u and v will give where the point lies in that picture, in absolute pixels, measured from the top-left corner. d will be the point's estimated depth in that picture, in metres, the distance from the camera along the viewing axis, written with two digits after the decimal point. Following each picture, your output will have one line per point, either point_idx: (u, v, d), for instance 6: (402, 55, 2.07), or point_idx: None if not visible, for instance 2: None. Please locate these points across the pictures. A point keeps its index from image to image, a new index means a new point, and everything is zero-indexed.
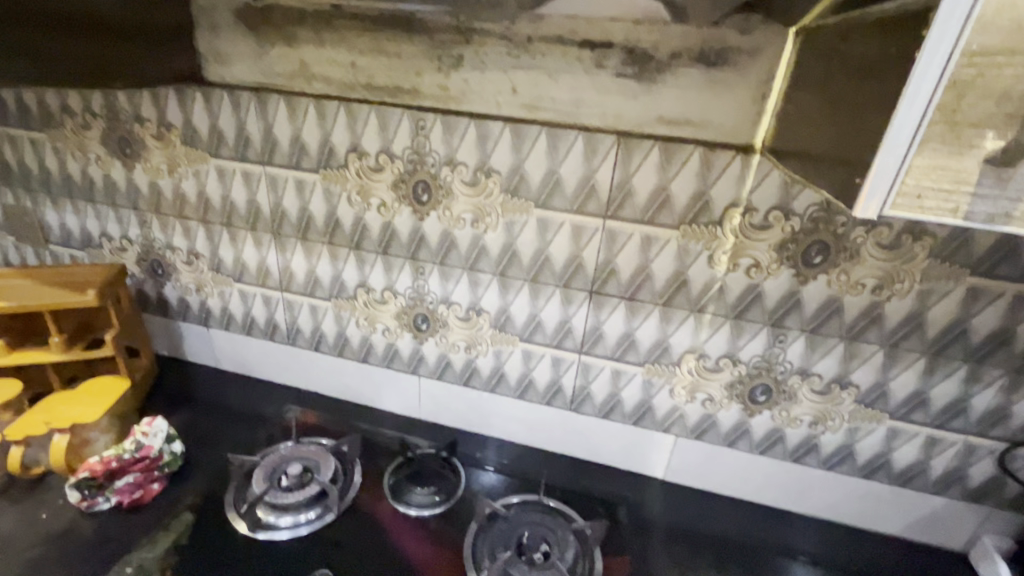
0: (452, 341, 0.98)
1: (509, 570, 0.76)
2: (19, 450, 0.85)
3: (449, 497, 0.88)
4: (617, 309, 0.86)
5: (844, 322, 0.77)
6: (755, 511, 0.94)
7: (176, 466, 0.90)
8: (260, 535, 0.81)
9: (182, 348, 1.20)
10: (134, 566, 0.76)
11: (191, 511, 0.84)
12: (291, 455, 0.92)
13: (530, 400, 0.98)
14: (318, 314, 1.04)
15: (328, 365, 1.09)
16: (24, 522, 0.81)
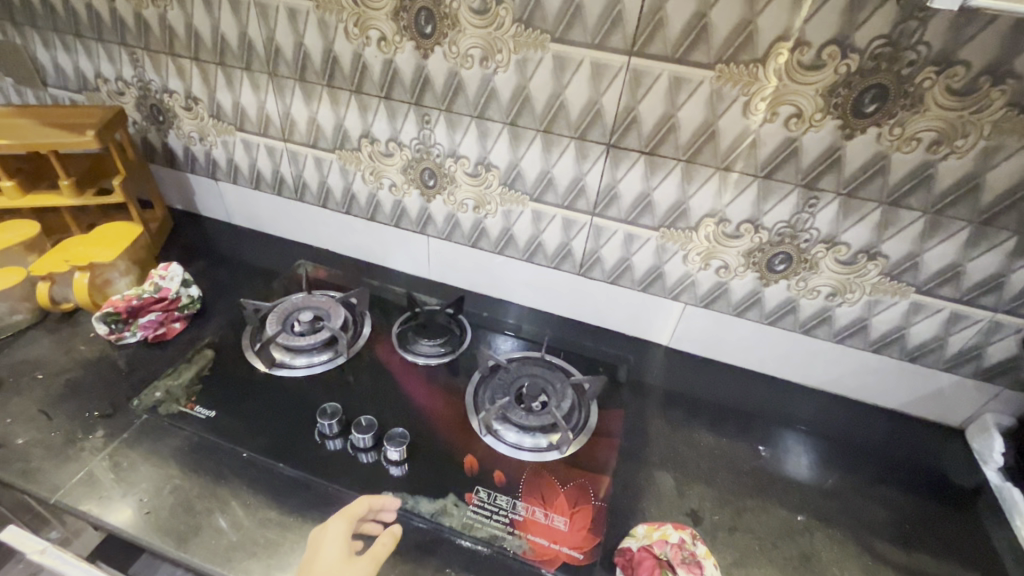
0: (460, 198, 0.94)
1: (507, 414, 0.79)
2: (45, 286, 0.89)
3: (455, 349, 0.92)
4: (637, 166, 0.79)
5: (888, 183, 0.70)
6: (756, 380, 0.95)
7: (195, 308, 0.94)
8: (276, 373, 0.85)
9: (195, 202, 1.20)
10: (162, 390, 0.81)
11: (211, 348, 0.88)
12: (302, 304, 0.94)
13: (539, 264, 0.97)
14: (323, 168, 1.01)
15: (337, 223, 1.08)
16: (61, 350, 0.87)
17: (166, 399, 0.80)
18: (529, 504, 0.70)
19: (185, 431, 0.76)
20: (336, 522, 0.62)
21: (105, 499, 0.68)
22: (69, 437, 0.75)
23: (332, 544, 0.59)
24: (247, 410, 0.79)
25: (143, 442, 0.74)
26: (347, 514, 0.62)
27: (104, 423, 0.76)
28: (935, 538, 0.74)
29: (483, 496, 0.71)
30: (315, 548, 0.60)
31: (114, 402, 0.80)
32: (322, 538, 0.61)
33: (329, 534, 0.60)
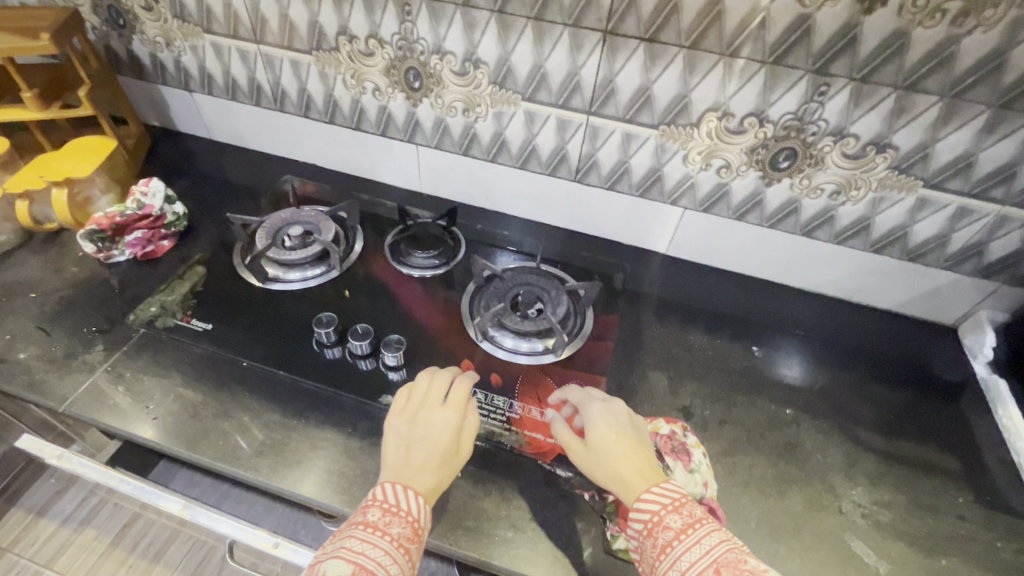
0: (448, 102, 0.89)
1: (502, 320, 0.80)
2: (25, 205, 0.86)
3: (449, 260, 0.90)
4: (636, 56, 0.74)
5: (905, 65, 0.65)
6: (754, 285, 0.95)
7: (182, 225, 0.91)
8: (270, 286, 0.84)
9: (171, 117, 1.14)
10: (158, 305, 0.81)
11: (202, 265, 0.87)
12: (291, 219, 0.92)
13: (533, 171, 0.93)
14: (301, 72, 0.94)
15: (321, 134, 1.03)
16: (50, 270, 0.86)
17: (162, 313, 0.80)
18: (524, 403, 0.72)
19: (184, 344, 0.77)
20: (453, 409, 0.63)
21: (112, 407, 0.70)
22: (69, 351, 0.76)
23: (449, 430, 0.61)
24: (244, 323, 0.79)
25: (144, 355, 0.75)
26: (460, 406, 0.64)
27: (103, 338, 0.77)
28: (919, 427, 0.77)
29: (480, 397, 0.72)
30: (424, 424, 0.61)
31: (110, 317, 0.80)
32: (431, 415, 0.62)
33: (442, 419, 0.62)
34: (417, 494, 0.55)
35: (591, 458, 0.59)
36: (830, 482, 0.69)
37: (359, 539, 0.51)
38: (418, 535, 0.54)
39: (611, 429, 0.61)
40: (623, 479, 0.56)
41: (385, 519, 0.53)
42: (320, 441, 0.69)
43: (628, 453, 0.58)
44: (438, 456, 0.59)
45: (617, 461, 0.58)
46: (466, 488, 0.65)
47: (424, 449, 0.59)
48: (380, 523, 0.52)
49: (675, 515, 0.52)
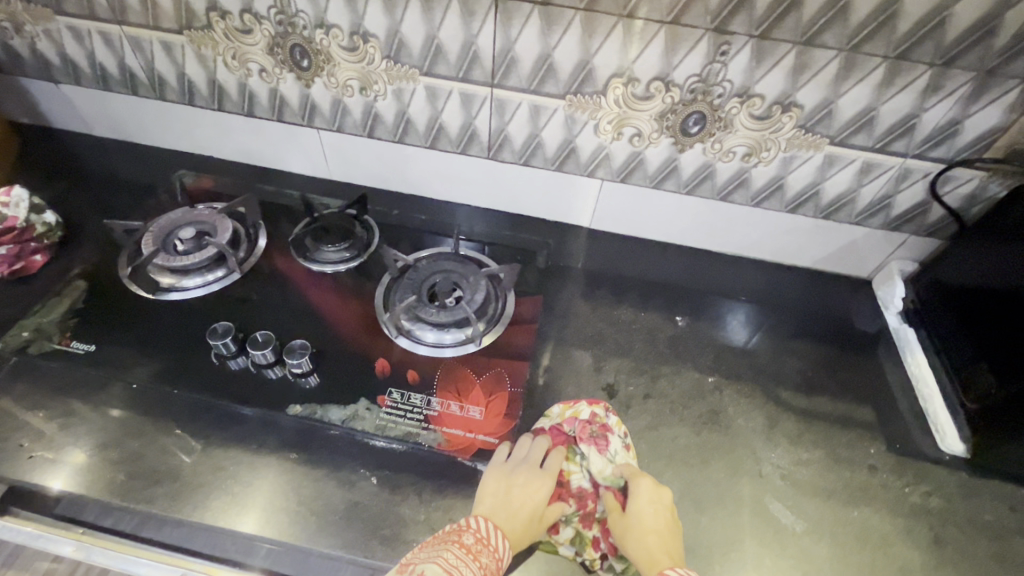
0: (343, 80, 0.81)
1: (418, 313, 0.76)
2: None
3: (362, 252, 0.85)
4: (533, 21, 0.69)
5: (803, 19, 0.62)
6: (680, 253, 0.94)
7: (57, 235, 0.82)
8: (165, 297, 0.77)
9: (40, 112, 1.01)
10: (32, 329, 0.73)
11: (84, 279, 0.78)
12: (183, 220, 0.84)
13: (444, 150, 0.88)
14: (176, 55, 0.84)
15: (212, 123, 0.94)
16: None
17: (37, 338, 0.72)
18: (443, 398, 0.69)
19: (64, 370, 0.69)
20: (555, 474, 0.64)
21: None
22: None
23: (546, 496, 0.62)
24: (132, 341, 0.72)
25: (18, 386, 0.68)
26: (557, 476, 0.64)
27: None
28: (836, 382, 0.78)
29: (396, 397, 0.69)
30: (524, 480, 0.62)
31: None
32: (539, 473, 0.63)
33: (548, 482, 0.63)
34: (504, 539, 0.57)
35: (625, 531, 0.59)
36: (751, 447, 0.70)
37: (454, 554, 0.53)
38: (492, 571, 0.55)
39: (653, 508, 0.59)
40: (646, 557, 0.57)
41: (477, 546, 0.55)
42: (223, 462, 0.64)
43: (666, 540, 0.58)
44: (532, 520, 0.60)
45: (650, 542, 0.58)
46: (382, 494, 0.63)
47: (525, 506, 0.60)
48: (470, 547, 0.54)
49: None
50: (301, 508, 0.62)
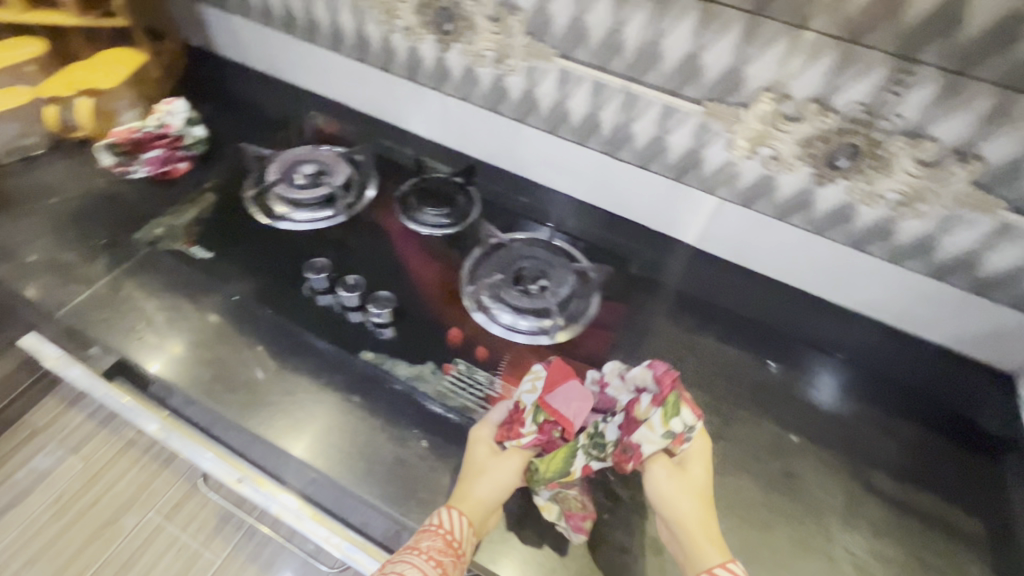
0: (480, 50, 0.82)
1: (500, 292, 0.76)
2: (53, 108, 0.85)
3: (458, 221, 0.86)
4: (691, 17, 0.65)
5: (1015, 58, 0.53)
6: (786, 294, 0.85)
7: (200, 149, 0.90)
8: (278, 224, 0.82)
9: (210, 39, 1.11)
10: (164, 228, 0.80)
11: (214, 194, 0.86)
12: (305, 156, 0.89)
13: (561, 137, 0.86)
14: (335, 3, 0.89)
15: (350, 72, 0.98)
16: (72, 177, 0.86)
17: (167, 236, 0.79)
18: (507, 382, 0.69)
19: (182, 270, 0.76)
20: (486, 427, 0.63)
21: (104, 323, 0.71)
22: (76, 260, 0.76)
23: (482, 457, 0.61)
24: (241, 257, 0.78)
25: (144, 274, 0.75)
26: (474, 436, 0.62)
27: (108, 253, 0.77)
28: (943, 480, 0.68)
29: (462, 368, 0.69)
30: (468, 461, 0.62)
31: (118, 232, 0.79)
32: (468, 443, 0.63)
33: (475, 450, 0.61)
34: (457, 513, 0.56)
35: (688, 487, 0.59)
36: (824, 524, 0.62)
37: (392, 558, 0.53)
38: (452, 549, 0.53)
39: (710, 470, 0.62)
40: (706, 528, 0.57)
41: (416, 539, 0.55)
42: (293, 388, 0.68)
43: (708, 503, 0.59)
44: (478, 473, 0.60)
45: (696, 507, 0.58)
46: (430, 460, 0.63)
47: (476, 474, 0.60)
48: (413, 544, 0.54)
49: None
50: (343, 445, 0.64)
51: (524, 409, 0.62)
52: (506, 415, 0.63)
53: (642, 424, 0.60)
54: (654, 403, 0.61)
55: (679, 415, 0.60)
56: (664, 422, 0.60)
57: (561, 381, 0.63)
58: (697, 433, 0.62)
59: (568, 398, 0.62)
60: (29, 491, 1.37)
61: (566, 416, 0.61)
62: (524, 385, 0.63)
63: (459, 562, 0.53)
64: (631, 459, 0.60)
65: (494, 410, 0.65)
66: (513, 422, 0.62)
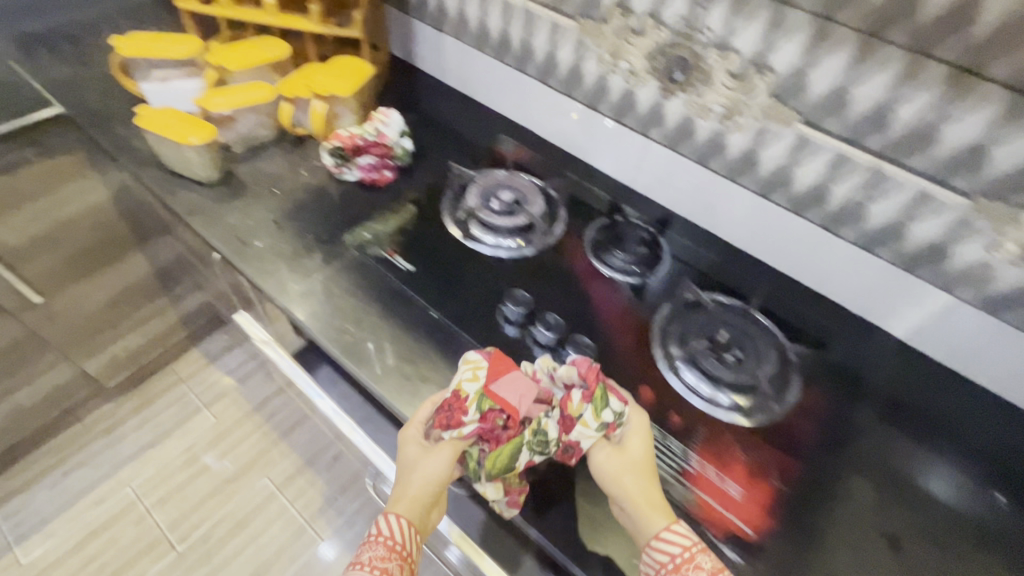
0: (707, 103, 0.79)
1: (696, 358, 0.72)
2: (288, 107, 0.91)
3: (646, 272, 0.83)
4: (990, 108, 0.58)
5: None
6: (1014, 418, 0.74)
7: (405, 161, 0.94)
8: (473, 247, 0.83)
9: (412, 52, 1.16)
10: (371, 234, 0.84)
11: (414, 206, 0.89)
12: (504, 181, 0.91)
13: (773, 202, 0.81)
14: (557, 38, 0.90)
15: (551, 104, 0.99)
16: (291, 170, 0.92)
17: (373, 241, 0.83)
18: (703, 459, 0.64)
19: (386, 278, 0.79)
20: (412, 427, 0.63)
21: (317, 318, 0.74)
22: (294, 253, 0.80)
23: (405, 445, 0.62)
24: (438, 274, 0.80)
25: (352, 276, 0.79)
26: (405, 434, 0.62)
27: (322, 250, 0.81)
28: None
29: (654, 434, 0.66)
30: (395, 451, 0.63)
31: (330, 231, 0.84)
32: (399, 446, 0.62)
33: (406, 449, 0.62)
34: (405, 523, 0.57)
35: (627, 463, 0.59)
36: None
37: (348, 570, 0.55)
38: (397, 554, 0.56)
39: (648, 444, 0.61)
40: (642, 502, 0.57)
41: (364, 547, 0.57)
42: None
43: (654, 479, 0.59)
44: (400, 472, 0.61)
45: (645, 483, 0.58)
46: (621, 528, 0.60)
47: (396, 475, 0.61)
48: (359, 555, 0.56)
49: (704, 555, 0.53)
50: None
51: (466, 398, 0.60)
52: (443, 403, 0.62)
53: (577, 422, 0.60)
54: (584, 400, 0.60)
55: (609, 407, 0.60)
56: (596, 416, 0.60)
57: (504, 370, 0.63)
58: (630, 412, 0.63)
59: (514, 389, 0.62)
60: (167, 434, 1.48)
61: (512, 405, 0.60)
62: (460, 377, 0.63)
63: (404, 566, 0.56)
64: (573, 456, 0.61)
65: (424, 406, 0.64)
66: (455, 409, 0.60)
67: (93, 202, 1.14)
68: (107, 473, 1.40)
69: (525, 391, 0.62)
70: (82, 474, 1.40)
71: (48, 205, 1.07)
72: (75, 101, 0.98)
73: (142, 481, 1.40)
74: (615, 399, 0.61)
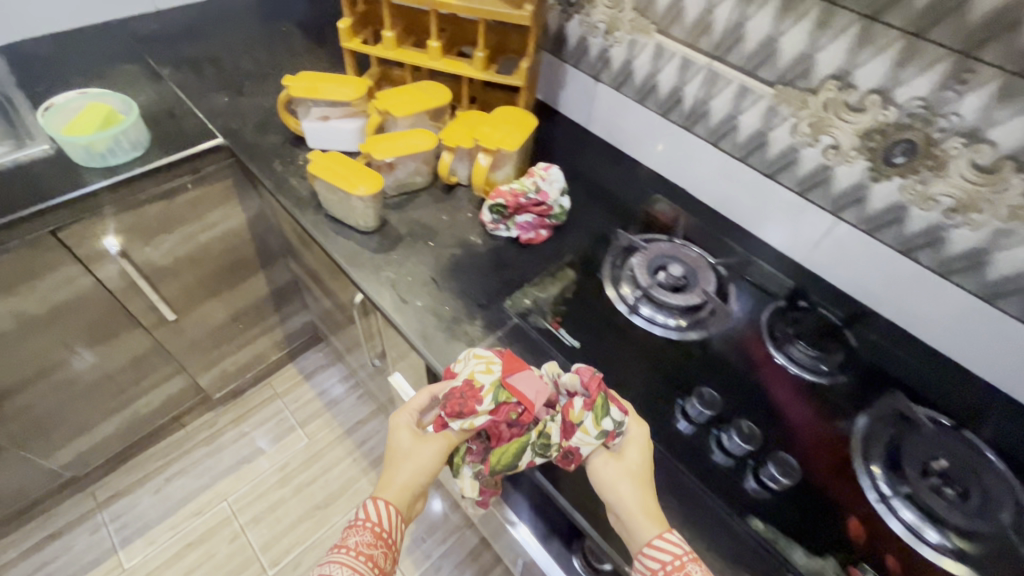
0: (932, 192, 0.70)
1: (915, 489, 0.61)
2: (449, 158, 0.89)
3: (834, 372, 0.75)
4: None
5: None
6: None
7: (561, 220, 0.89)
8: (628, 315, 0.78)
9: (557, 96, 1.12)
10: (532, 300, 0.79)
11: (573, 271, 0.84)
12: (672, 252, 0.84)
13: (1000, 310, 0.70)
14: (744, 102, 0.82)
15: (718, 167, 0.92)
16: (445, 221, 0.89)
17: (535, 310, 0.78)
18: None
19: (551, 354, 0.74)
20: (404, 415, 0.68)
21: None
22: (455, 316, 0.76)
23: (402, 437, 0.66)
24: (605, 355, 0.74)
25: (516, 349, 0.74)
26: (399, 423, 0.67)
27: (483, 315, 0.77)
28: None
29: None
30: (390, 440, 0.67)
31: (489, 294, 0.79)
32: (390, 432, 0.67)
33: (399, 435, 0.66)
34: (385, 505, 0.62)
35: (623, 470, 0.60)
36: None
37: (337, 558, 0.59)
38: (382, 540, 0.61)
39: (643, 452, 0.61)
40: (639, 512, 0.57)
41: (350, 529, 0.62)
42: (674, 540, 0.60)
43: (650, 488, 0.60)
44: (400, 463, 0.64)
45: (638, 490, 0.59)
46: None
47: (391, 461, 0.65)
48: (343, 537, 0.61)
49: (693, 563, 0.54)
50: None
51: (480, 388, 0.62)
52: (456, 390, 0.63)
53: (577, 429, 0.60)
54: (585, 408, 0.60)
55: (609, 415, 0.60)
56: (596, 424, 0.59)
57: (515, 367, 0.64)
58: (630, 422, 0.63)
59: (530, 383, 0.63)
60: (263, 450, 1.50)
61: (525, 399, 0.61)
62: (472, 368, 0.64)
63: (387, 551, 0.61)
64: (573, 461, 0.62)
65: (419, 395, 0.68)
66: (468, 397, 0.62)
67: (231, 227, 1.15)
68: (206, 483, 1.42)
69: (536, 388, 0.63)
70: (182, 482, 1.42)
71: (194, 229, 1.08)
72: (235, 134, 0.99)
73: (238, 497, 1.41)
74: (614, 408, 0.61)
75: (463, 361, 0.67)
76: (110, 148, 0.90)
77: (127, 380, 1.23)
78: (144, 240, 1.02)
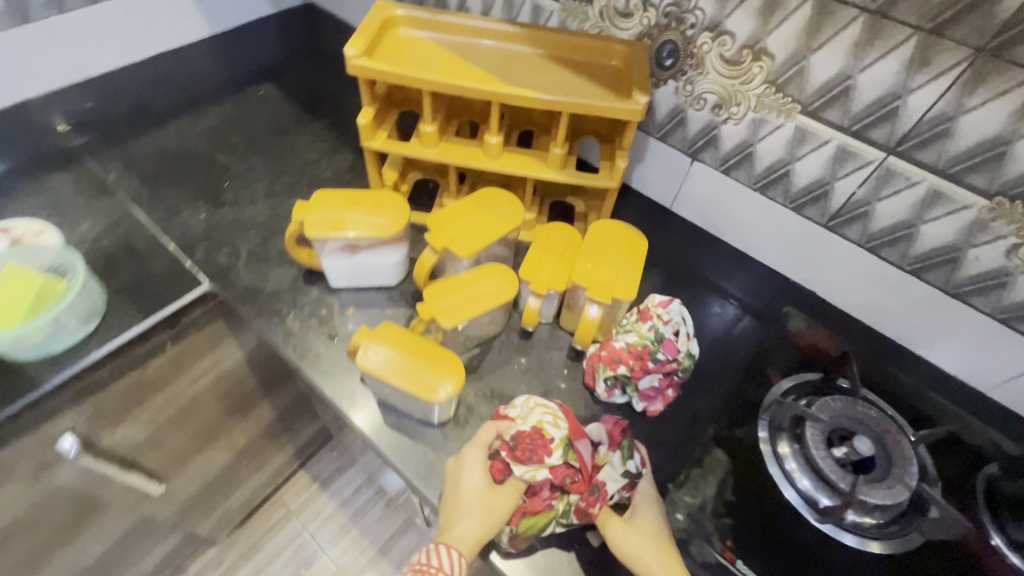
0: None
1: None
2: (534, 304, 0.65)
3: None
4: None
5: None
6: None
7: (688, 371, 0.66)
8: (782, 487, 0.60)
9: (631, 171, 0.88)
10: (685, 514, 0.58)
11: (723, 452, 0.63)
12: (856, 418, 0.63)
13: None
14: (932, 208, 0.62)
15: (871, 275, 0.72)
16: (536, 389, 0.66)
17: (693, 533, 0.57)
18: None
19: None
20: (473, 451, 0.57)
21: None
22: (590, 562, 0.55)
23: (476, 478, 0.55)
24: None
25: None
26: (475, 459, 0.56)
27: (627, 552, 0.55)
28: None
29: None
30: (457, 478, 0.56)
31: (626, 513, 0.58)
32: (459, 474, 0.56)
33: (471, 480, 0.55)
34: (457, 557, 0.51)
35: (641, 538, 0.53)
36: None
37: None
38: None
39: (659, 515, 0.56)
40: None
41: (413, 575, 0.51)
42: None
43: (673, 553, 0.53)
44: (470, 511, 0.53)
45: (660, 560, 0.52)
46: None
47: (461, 505, 0.54)
48: None
49: None
50: None
51: (551, 440, 0.56)
52: (523, 436, 0.56)
53: (603, 467, 0.57)
54: (609, 449, 0.58)
55: (633, 457, 0.58)
56: (621, 463, 0.57)
57: (582, 431, 0.59)
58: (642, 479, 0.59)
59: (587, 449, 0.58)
60: None
61: (587, 463, 0.56)
62: (538, 417, 0.58)
63: None
64: (597, 501, 0.55)
65: (486, 429, 0.58)
66: (537, 446, 0.56)
67: (224, 370, 0.89)
68: None
69: (597, 453, 0.58)
70: None
71: (180, 388, 0.82)
72: (226, 274, 0.73)
73: None
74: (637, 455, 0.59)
75: (523, 407, 0.60)
76: (50, 335, 0.63)
77: (108, 564, 0.97)
78: (112, 422, 0.75)
